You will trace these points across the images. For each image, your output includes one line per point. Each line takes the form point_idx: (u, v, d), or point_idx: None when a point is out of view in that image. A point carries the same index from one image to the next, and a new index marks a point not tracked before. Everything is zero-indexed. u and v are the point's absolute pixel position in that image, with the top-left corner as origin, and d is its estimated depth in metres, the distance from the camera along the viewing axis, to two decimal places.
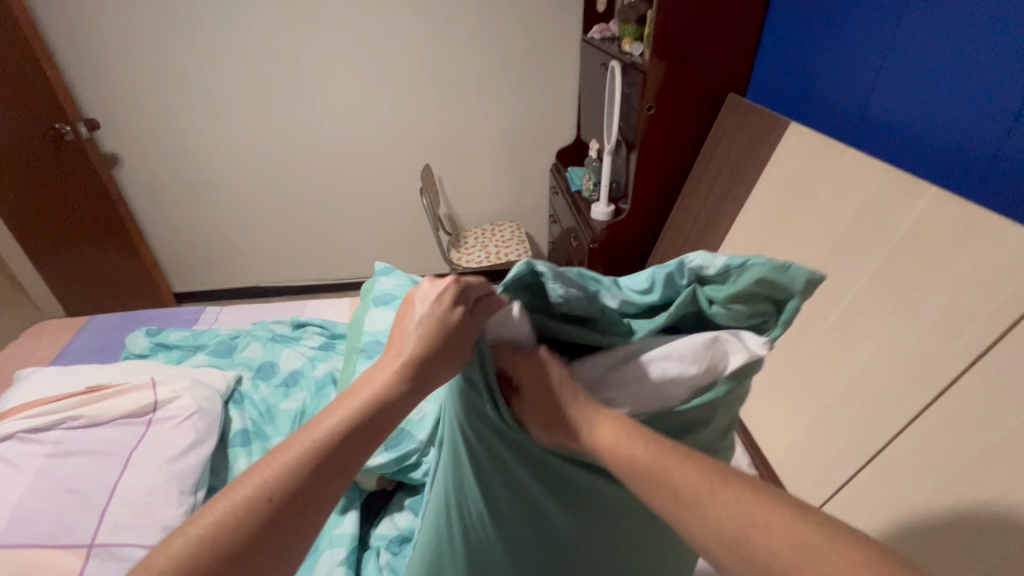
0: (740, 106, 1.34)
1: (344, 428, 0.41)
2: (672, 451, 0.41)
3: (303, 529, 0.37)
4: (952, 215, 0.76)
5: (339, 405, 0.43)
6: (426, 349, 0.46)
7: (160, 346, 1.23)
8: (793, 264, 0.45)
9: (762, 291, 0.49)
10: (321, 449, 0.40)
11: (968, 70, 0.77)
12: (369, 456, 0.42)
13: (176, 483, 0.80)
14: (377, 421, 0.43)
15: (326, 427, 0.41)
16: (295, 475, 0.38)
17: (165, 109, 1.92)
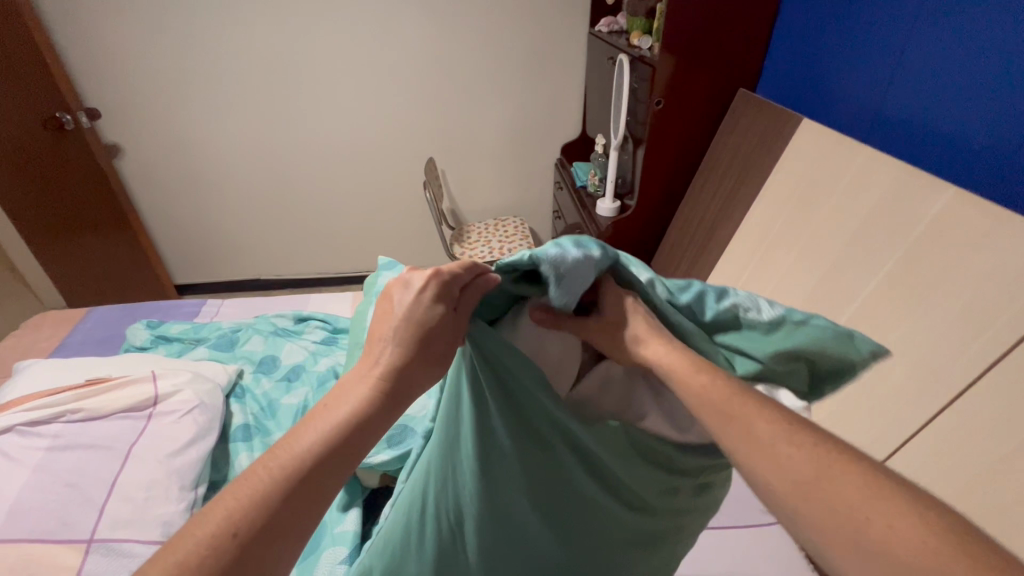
0: (750, 102, 1.31)
1: (310, 454, 0.38)
2: None
3: (276, 562, 0.35)
4: (974, 215, 0.74)
5: (305, 429, 0.40)
6: (410, 359, 0.44)
7: (161, 339, 1.22)
8: (857, 333, 0.51)
9: (804, 361, 0.53)
10: (291, 476, 0.37)
11: (994, 65, 0.75)
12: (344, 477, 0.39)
13: (177, 478, 0.79)
14: (352, 441, 0.40)
15: (293, 450, 0.39)
16: (260, 508, 0.35)
17: (167, 99, 1.90)
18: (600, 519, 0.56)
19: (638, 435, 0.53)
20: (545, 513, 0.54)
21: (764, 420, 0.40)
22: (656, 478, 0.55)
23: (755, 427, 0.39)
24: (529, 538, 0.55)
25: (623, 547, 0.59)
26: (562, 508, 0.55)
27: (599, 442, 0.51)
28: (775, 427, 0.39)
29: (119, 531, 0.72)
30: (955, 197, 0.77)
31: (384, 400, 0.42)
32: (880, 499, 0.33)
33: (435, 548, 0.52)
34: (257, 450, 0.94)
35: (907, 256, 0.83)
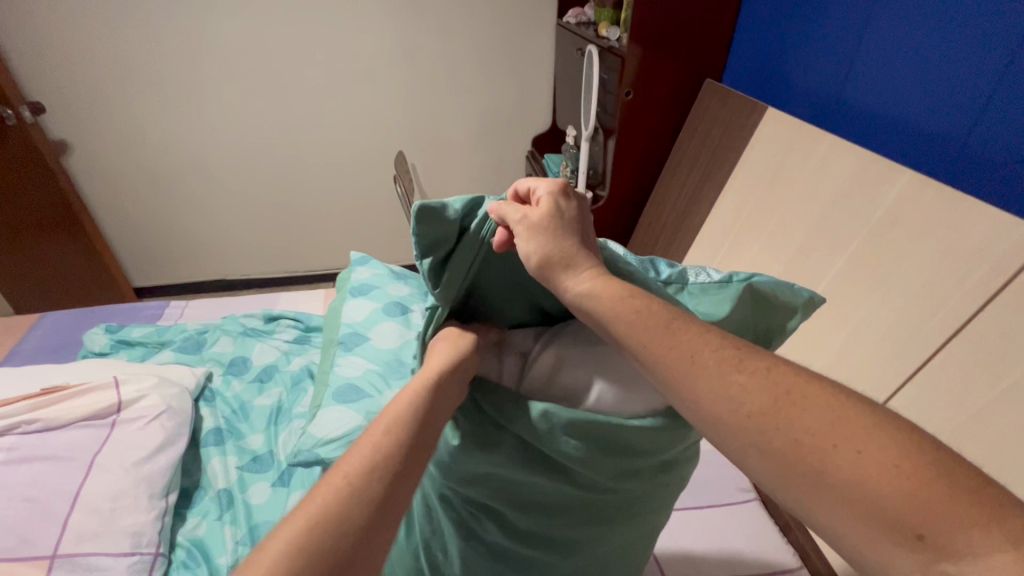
0: (716, 93, 1.34)
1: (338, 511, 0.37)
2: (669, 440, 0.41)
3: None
4: (929, 196, 0.78)
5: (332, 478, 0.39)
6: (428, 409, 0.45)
7: (122, 344, 1.17)
8: (797, 282, 0.56)
9: (760, 310, 0.56)
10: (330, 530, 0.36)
11: (945, 55, 0.78)
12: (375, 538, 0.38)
13: (146, 487, 0.77)
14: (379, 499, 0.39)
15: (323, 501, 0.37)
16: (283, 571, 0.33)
17: (117, 92, 1.81)
18: (571, 511, 0.55)
19: (586, 435, 0.49)
20: (516, 512, 0.55)
21: (713, 369, 0.39)
22: (604, 472, 0.51)
23: (705, 380, 0.39)
24: (509, 529, 0.57)
25: (603, 524, 0.57)
26: (532, 504, 0.55)
27: (537, 441, 0.50)
28: (727, 380, 0.38)
29: (85, 545, 0.68)
30: (911, 181, 0.81)
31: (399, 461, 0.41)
32: (852, 449, 0.33)
33: (430, 530, 0.59)
34: (231, 454, 0.91)
35: (872, 235, 0.86)
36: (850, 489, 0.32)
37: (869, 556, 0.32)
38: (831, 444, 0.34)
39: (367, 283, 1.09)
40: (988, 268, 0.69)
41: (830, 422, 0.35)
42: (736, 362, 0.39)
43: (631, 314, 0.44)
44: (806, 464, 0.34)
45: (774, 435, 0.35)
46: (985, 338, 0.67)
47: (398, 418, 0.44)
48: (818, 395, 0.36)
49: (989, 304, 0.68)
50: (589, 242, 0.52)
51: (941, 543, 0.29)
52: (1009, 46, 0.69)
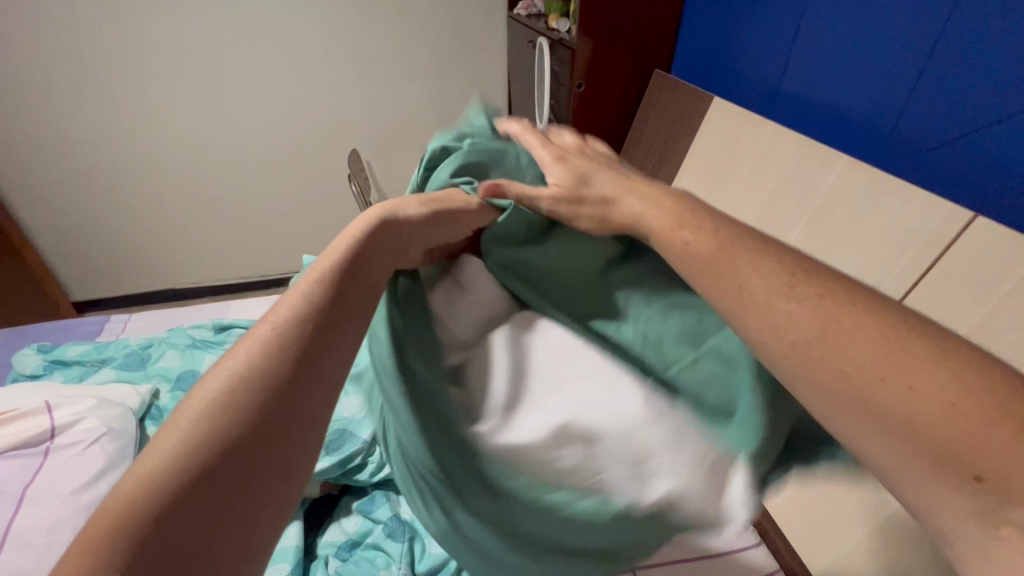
0: (665, 84, 1.37)
1: (232, 388, 0.34)
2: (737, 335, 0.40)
3: (196, 488, 0.29)
4: (866, 178, 0.81)
5: (227, 360, 0.36)
6: (329, 288, 0.42)
7: (57, 365, 1.10)
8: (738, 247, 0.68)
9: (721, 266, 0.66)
10: (224, 413, 0.33)
11: (880, 40, 0.81)
12: (285, 410, 0.34)
13: (86, 516, 0.72)
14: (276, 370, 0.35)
15: (212, 385, 0.34)
16: (171, 467, 0.30)
17: (40, 92, 1.69)
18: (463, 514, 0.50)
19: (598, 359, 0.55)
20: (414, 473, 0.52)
21: (761, 296, 0.39)
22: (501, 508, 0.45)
23: (752, 308, 0.39)
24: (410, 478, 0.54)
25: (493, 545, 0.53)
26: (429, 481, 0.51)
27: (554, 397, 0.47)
28: (774, 307, 0.38)
29: None
30: (848, 167, 0.85)
31: (304, 336, 0.38)
32: (905, 385, 0.32)
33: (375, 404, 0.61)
34: None
35: (816, 218, 0.88)
36: (903, 425, 0.32)
37: (923, 497, 0.32)
38: (880, 378, 0.33)
39: None
40: (923, 243, 0.72)
41: (884, 356, 0.34)
42: (786, 289, 0.38)
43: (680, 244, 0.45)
44: (859, 397, 0.34)
45: (822, 364, 0.35)
46: (933, 304, 0.69)
47: (303, 296, 0.40)
48: (872, 323, 0.35)
49: (923, 279, 0.71)
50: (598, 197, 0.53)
51: (1001, 484, 0.29)
52: (933, 31, 0.73)
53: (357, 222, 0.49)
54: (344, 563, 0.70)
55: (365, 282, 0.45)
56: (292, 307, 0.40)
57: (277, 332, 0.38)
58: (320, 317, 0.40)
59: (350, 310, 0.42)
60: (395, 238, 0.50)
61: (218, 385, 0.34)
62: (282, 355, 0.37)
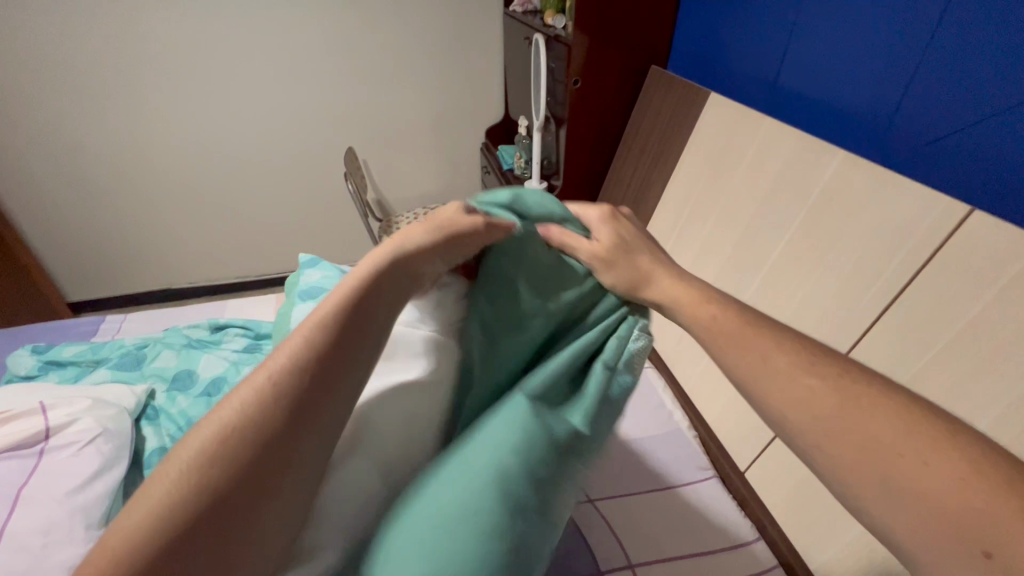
0: (660, 80, 1.36)
1: (250, 417, 0.37)
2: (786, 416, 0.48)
3: (210, 513, 0.34)
4: (861, 173, 0.81)
5: (242, 388, 0.39)
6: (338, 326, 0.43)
7: (51, 365, 1.09)
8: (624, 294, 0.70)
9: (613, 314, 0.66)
10: (235, 443, 0.36)
11: (875, 36, 0.81)
12: (295, 447, 0.38)
13: (81, 517, 0.71)
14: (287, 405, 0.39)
15: (232, 408, 0.38)
16: (190, 491, 0.34)
17: (33, 92, 1.67)
18: None
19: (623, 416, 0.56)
20: None
21: (793, 375, 0.49)
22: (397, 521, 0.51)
23: (793, 388, 0.48)
24: None
25: None
26: None
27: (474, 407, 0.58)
28: (804, 383, 0.48)
29: None
30: (843, 163, 0.85)
31: (309, 375, 0.40)
32: (922, 462, 0.40)
33: None
34: None
35: (811, 215, 0.88)
36: (917, 496, 0.39)
37: (929, 560, 0.39)
38: (899, 455, 0.41)
39: (316, 285, 1.05)
40: (917, 240, 0.72)
41: (903, 437, 0.42)
42: (809, 368, 0.49)
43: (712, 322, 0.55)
44: (881, 471, 0.42)
45: (850, 442, 0.44)
46: (926, 299, 0.69)
47: (313, 331, 0.43)
48: (892, 408, 0.44)
49: (917, 276, 0.71)
50: (635, 282, 0.60)
51: (1003, 557, 0.35)
52: (927, 28, 0.73)
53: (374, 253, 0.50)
54: None
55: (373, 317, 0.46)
56: (298, 347, 0.41)
57: (286, 366, 0.40)
58: (322, 356, 0.41)
59: (356, 343, 0.44)
60: (408, 272, 0.50)
61: (233, 415, 0.37)
62: (282, 399, 0.39)
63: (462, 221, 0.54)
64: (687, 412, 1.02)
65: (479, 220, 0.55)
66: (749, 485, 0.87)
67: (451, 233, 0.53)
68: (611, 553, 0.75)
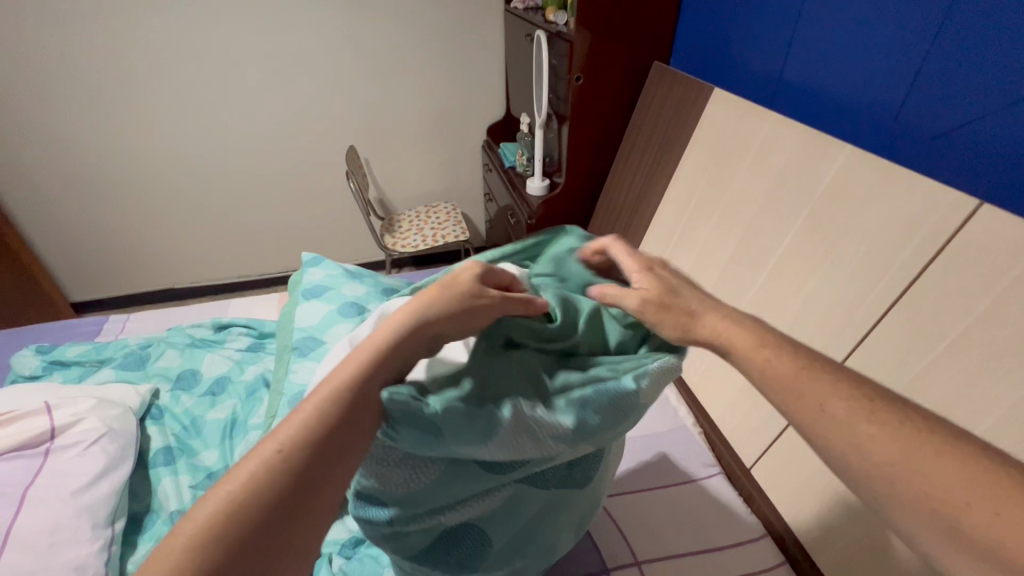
0: (664, 76, 1.35)
1: (300, 444, 0.42)
2: (833, 450, 0.44)
3: (259, 540, 0.39)
4: (867, 169, 0.81)
5: (292, 417, 0.44)
6: (374, 360, 0.47)
7: (56, 365, 1.09)
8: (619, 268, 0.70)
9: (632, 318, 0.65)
10: (275, 473, 0.41)
11: (881, 30, 0.81)
12: (331, 478, 0.42)
13: (88, 516, 0.72)
14: (328, 442, 0.43)
15: (285, 434, 0.43)
16: (236, 516, 0.39)
17: (34, 92, 1.67)
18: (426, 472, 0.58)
19: (626, 409, 0.54)
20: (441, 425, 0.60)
21: (844, 421, 0.44)
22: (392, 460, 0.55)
23: (841, 431, 0.43)
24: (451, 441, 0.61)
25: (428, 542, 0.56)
26: None
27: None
28: (856, 431, 0.43)
29: None
30: (849, 158, 0.84)
31: (316, 450, 0.42)
32: (989, 510, 0.36)
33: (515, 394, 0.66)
34: (183, 474, 0.86)
35: (816, 211, 0.88)
36: (988, 544, 0.36)
37: None
38: (965, 502, 0.37)
39: (319, 283, 1.05)
40: (924, 237, 0.71)
41: (961, 481, 0.38)
42: (868, 416, 0.43)
43: (760, 359, 0.50)
44: (944, 515, 0.38)
45: (904, 486, 0.40)
46: (933, 294, 0.69)
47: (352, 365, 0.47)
48: (942, 446, 0.40)
49: (925, 273, 0.70)
50: (686, 330, 0.55)
51: None
52: (934, 22, 0.72)
53: (423, 294, 0.51)
54: (349, 560, 0.68)
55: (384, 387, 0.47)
56: (310, 415, 0.44)
57: (327, 397, 0.44)
58: (331, 429, 0.43)
59: (365, 416, 0.45)
60: (454, 312, 0.50)
61: (283, 441, 0.42)
62: (291, 471, 0.41)
63: (480, 294, 0.52)
64: (691, 407, 1.02)
65: (496, 294, 0.53)
66: (754, 481, 0.86)
67: (469, 308, 0.51)
68: (615, 551, 0.76)
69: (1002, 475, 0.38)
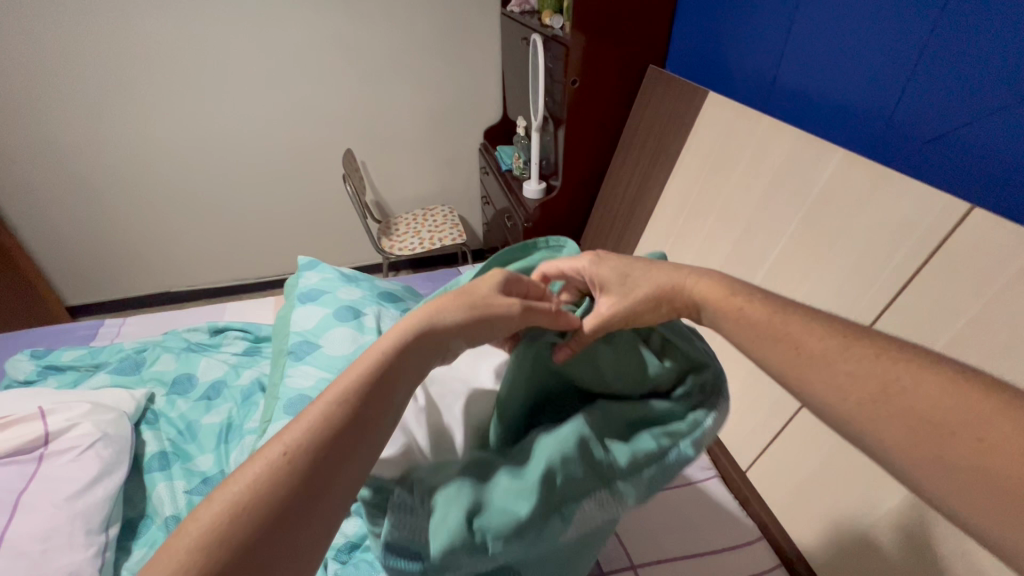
0: (659, 79, 1.36)
1: (312, 443, 0.41)
2: (820, 393, 0.46)
3: (267, 543, 0.37)
4: (861, 171, 0.81)
5: (303, 414, 0.43)
6: (388, 363, 0.48)
7: (50, 370, 1.08)
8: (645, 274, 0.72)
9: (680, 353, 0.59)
10: (283, 475, 0.39)
11: (875, 34, 0.81)
12: (342, 476, 0.41)
13: (82, 522, 0.71)
14: (341, 444, 0.42)
15: (295, 433, 0.42)
16: (243, 514, 0.37)
17: (30, 97, 1.67)
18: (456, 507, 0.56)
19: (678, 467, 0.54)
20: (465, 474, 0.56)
21: (824, 365, 0.46)
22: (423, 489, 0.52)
23: (820, 378, 0.46)
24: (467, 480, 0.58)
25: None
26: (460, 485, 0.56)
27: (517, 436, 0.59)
28: (836, 371, 0.45)
29: None
30: (843, 161, 0.85)
31: (320, 455, 0.41)
32: (973, 440, 0.37)
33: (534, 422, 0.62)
34: (178, 479, 0.85)
35: (811, 212, 0.88)
36: (974, 472, 0.37)
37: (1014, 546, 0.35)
38: (947, 435, 0.38)
39: (316, 287, 1.05)
40: (919, 238, 0.71)
41: (942, 408, 0.39)
42: (843, 354, 0.45)
43: (737, 312, 0.53)
44: (929, 445, 0.39)
45: (888, 421, 0.41)
46: (930, 293, 0.69)
47: (363, 369, 0.47)
48: (927, 377, 0.41)
49: (919, 274, 0.70)
50: (672, 286, 0.57)
51: None
52: (928, 25, 0.73)
53: (438, 301, 0.55)
54: (344, 566, 0.67)
55: (393, 391, 0.47)
56: (319, 414, 0.43)
57: (340, 398, 0.44)
58: (338, 433, 0.42)
59: (372, 416, 0.45)
60: (476, 317, 0.54)
61: (293, 441, 0.41)
62: (297, 472, 0.40)
63: (497, 302, 0.56)
64: None
65: (516, 303, 0.56)
66: (749, 484, 0.87)
67: (483, 314, 0.54)
68: (611, 556, 0.76)
69: (991, 402, 0.38)
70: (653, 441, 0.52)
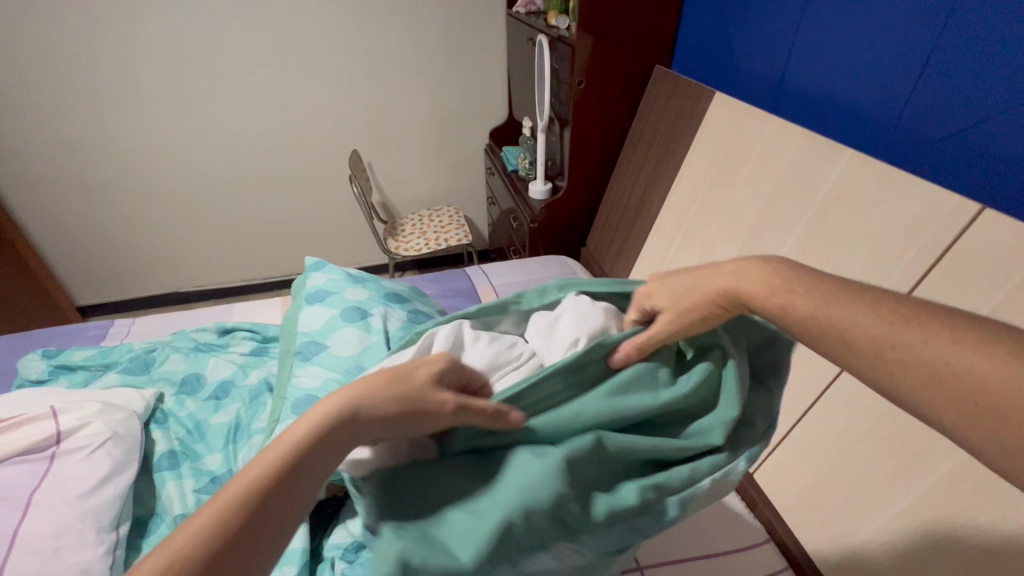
0: (666, 79, 1.35)
1: (210, 542, 0.39)
2: (869, 373, 0.42)
3: None
4: (871, 170, 0.81)
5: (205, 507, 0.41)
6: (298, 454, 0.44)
7: (62, 369, 1.10)
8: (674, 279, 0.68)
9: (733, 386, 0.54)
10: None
11: (884, 32, 0.80)
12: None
13: (93, 520, 0.72)
14: (237, 547, 0.40)
15: (191, 530, 0.39)
16: None
17: (41, 99, 1.70)
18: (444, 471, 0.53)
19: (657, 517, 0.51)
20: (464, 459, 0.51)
21: (869, 350, 0.41)
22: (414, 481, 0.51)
23: (868, 362, 0.41)
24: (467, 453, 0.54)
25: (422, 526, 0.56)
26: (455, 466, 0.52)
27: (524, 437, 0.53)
28: (884, 358, 0.40)
29: None
30: (851, 161, 0.84)
31: (217, 558, 0.39)
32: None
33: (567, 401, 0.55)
34: (187, 478, 0.86)
35: (819, 212, 0.88)
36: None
37: None
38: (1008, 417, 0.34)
39: (323, 288, 1.05)
40: (930, 238, 0.71)
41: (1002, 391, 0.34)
42: (888, 340, 0.40)
43: (779, 304, 0.46)
44: (992, 426, 0.35)
45: (947, 403, 0.37)
46: (941, 292, 0.68)
47: (273, 456, 0.44)
48: (986, 352, 0.36)
49: (929, 273, 0.70)
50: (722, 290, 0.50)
51: None
52: (937, 22, 0.72)
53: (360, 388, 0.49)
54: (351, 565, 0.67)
55: (303, 480, 0.44)
56: (221, 508, 0.40)
57: (244, 490, 0.42)
58: (244, 527, 0.40)
59: (279, 508, 0.42)
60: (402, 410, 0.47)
61: (187, 541, 0.38)
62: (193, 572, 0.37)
63: (430, 395, 0.48)
64: None
65: (449, 398, 0.48)
66: (756, 485, 0.86)
67: (410, 408, 0.47)
68: None
69: None
70: (643, 491, 0.48)
